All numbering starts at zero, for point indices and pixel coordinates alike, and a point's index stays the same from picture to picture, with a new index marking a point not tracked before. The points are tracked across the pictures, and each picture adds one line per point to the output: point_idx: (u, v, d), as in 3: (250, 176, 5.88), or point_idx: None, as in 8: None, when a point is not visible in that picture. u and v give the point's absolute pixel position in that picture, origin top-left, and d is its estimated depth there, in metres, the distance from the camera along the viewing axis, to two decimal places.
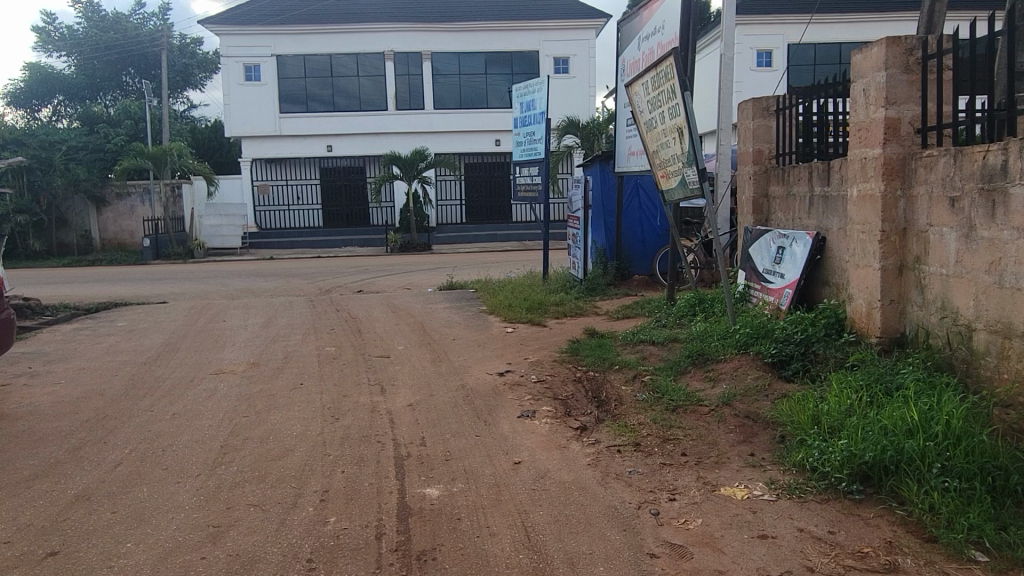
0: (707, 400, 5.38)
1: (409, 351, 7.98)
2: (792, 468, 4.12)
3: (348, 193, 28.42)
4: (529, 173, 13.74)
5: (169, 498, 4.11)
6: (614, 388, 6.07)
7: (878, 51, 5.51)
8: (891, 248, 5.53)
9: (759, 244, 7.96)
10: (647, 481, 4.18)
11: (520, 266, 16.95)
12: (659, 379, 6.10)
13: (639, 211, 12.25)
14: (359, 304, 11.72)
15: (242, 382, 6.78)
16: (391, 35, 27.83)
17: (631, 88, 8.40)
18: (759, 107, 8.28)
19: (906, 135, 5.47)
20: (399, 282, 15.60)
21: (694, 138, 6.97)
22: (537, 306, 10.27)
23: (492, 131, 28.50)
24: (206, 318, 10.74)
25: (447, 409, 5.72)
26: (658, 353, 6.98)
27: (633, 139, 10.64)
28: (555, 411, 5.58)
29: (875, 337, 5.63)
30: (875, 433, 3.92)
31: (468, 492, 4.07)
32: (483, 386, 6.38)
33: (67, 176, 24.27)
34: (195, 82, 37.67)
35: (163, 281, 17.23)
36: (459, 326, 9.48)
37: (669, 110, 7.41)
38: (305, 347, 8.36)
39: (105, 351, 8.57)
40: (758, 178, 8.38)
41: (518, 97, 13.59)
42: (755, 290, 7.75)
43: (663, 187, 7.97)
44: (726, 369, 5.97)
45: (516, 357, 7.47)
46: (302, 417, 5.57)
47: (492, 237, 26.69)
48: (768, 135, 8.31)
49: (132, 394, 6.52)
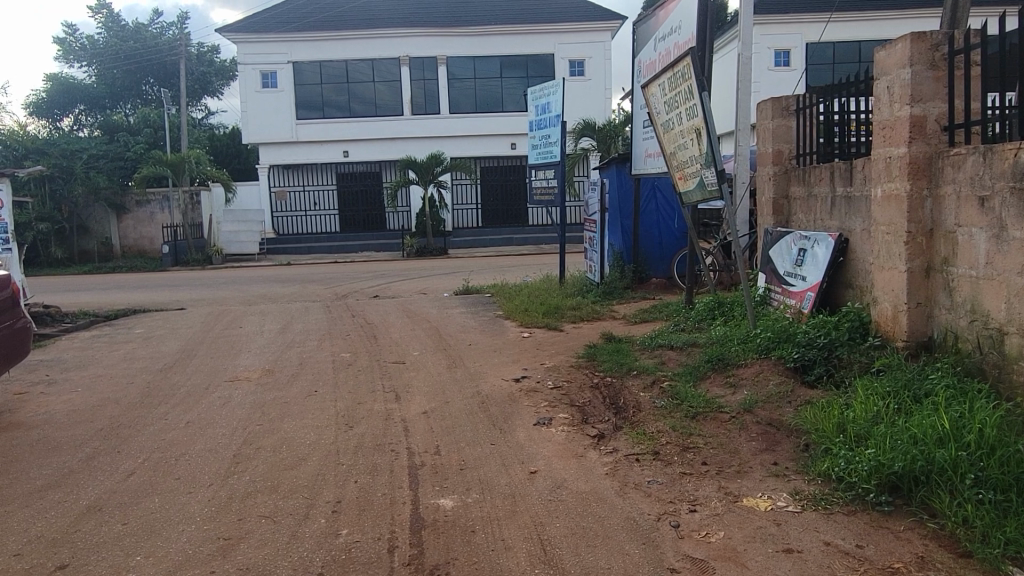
0: (728, 407, 5.25)
1: (424, 357, 7.91)
2: (816, 478, 3.99)
3: (365, 198, 28.45)
4: (545, 177, 13.64)
5: (180, 509, 4.06)
6: (632, 394, 5.96)
7: (902, 47, 5.36)
8: (917, 250, 5.38)
9: (780, 246, 7.80)
10: (667, 491, 4.06)
11: (537, 270, 16.85)
12: (678, 385, 5.98)
13: (657, 213, 12.10)
14: (375, 309, 11.68)
15: (257, 389, 6.75)
16: (407, 40, 27.89)
17: (648, 89, 8.28)
18: (778, 106, 8.10)
19: (932, 133, 5.32)
20: (415, 286, 15.56)
21: (713, 138, 6.83)
22: (553, 310, 10.17)
23: (508, 135, 28.45)
24: (222, 325, 10.74)
25: (462, 416, 5.63)
26: (677, 357, 6.86)
27: (650, 141, 10.52)
28: (573, 418, 5.48)
29: (901, 341, 5.48)
30: (905, 442, 3.78)
31: (484, 503, 3.98)
32: (499, 393, 6.29)
33: (87, 184, 24.53)
34: (213, 90, 38.00)
35: (182, 288, 17.33)
36: (474, 331, 9.40)
37: (687, 110, 7.28)
38: (321, 353, 8.32)
39: (122, 358, 8.59)
40: (778, 178, 8.23)
41: (533, 99, 13.50)
42: (776, 292, 7.60)
43: (681, 189, 7.84)
44: (747, 374, 5.84)
45: (532, 363, 7.38)
46: (315, 426, 5.51)
47: (509, 241, 26.60)
48: (788, 135, 8.16)
49: (147, 402, 6.50)
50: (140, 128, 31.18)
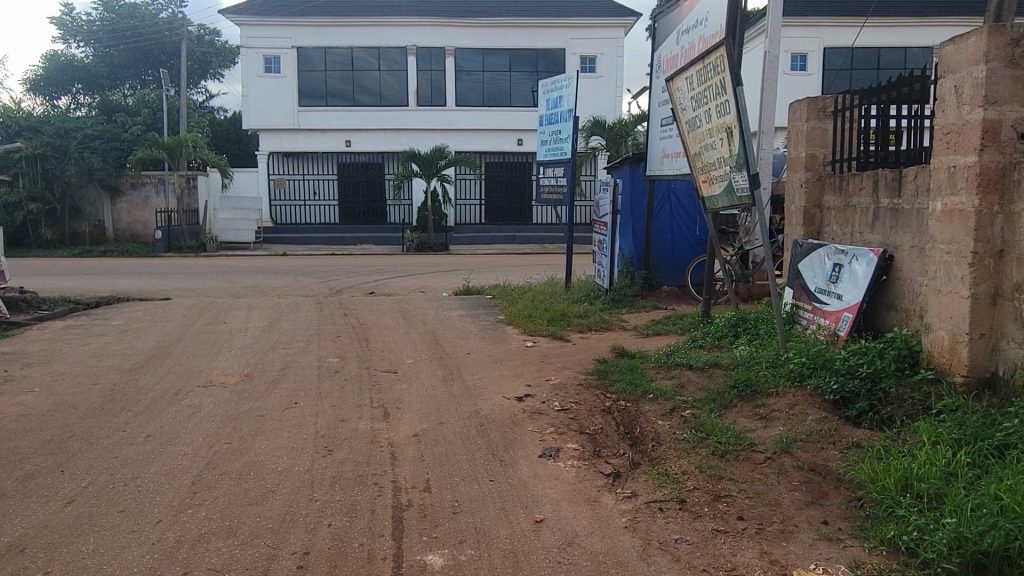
0: (763, 445, 4.60)
1: (418, 365, 7.26)
2: (879, 547, 3.35)
3: (366, 190, 27.82)
4: (553, 174, 12.92)
5: (118, 555, 3.42)
6: (649, 422, 5.30)
7: (976, 41, 4.69)
8: (983, 273, 4.73)
9: (811, 259, 7.15)
10: (700, 555, 3.40)
11: (540, 271, 16.18)
12: (701, 415, 5.31)
13: (672, 218, 11.50)
14: (369, 308, 11.02)
15: (229, 398, 6.08)
16: (415, 29, 27.17)
17: (672, 82, 7.61)
18: (813, 107, 7.46)
19: (1007, 140, 4.66)
20: (413, 284, 14.87)
21: (745, 139, 6.16)
22: (559, 318, 9.51)
23: (514, 131, 27.71)
24: (206, 319, 10.07)
25: (456, 442, 4.98)
26: (697, 380, 6.19)
27: (667, 140, 9.91)
28: (583, 451, 4.82)
29: (959, 376, 4.83)
30: (992, 514, 3.13)
31: (479, 563, 3.33)
32: (500, 414, 5.62)
33: (82, 164, 23.82)
34: (214, 74, 37.35)
35: (173, 276, 16.72)
36: (474, 338, 8.73)
37: (716, 108, 6.60)
38: (305, 357, 7.63)
39: (91, 354, 7.92)
40: (810, 186, 7.58)
41: (544, 93, 12.85)
42: (805, 310, 6.95)
43: (706, 193, 7.22)
44: (780, 406, 5.21)
45: (536, 378, 6.69)
46: (290, 448, 4.84)
47: (512, 239, 25.96)
48: (823, 138, 7.50)
49: (107, 409, 5.84)
50: (138, 109, 30.36)
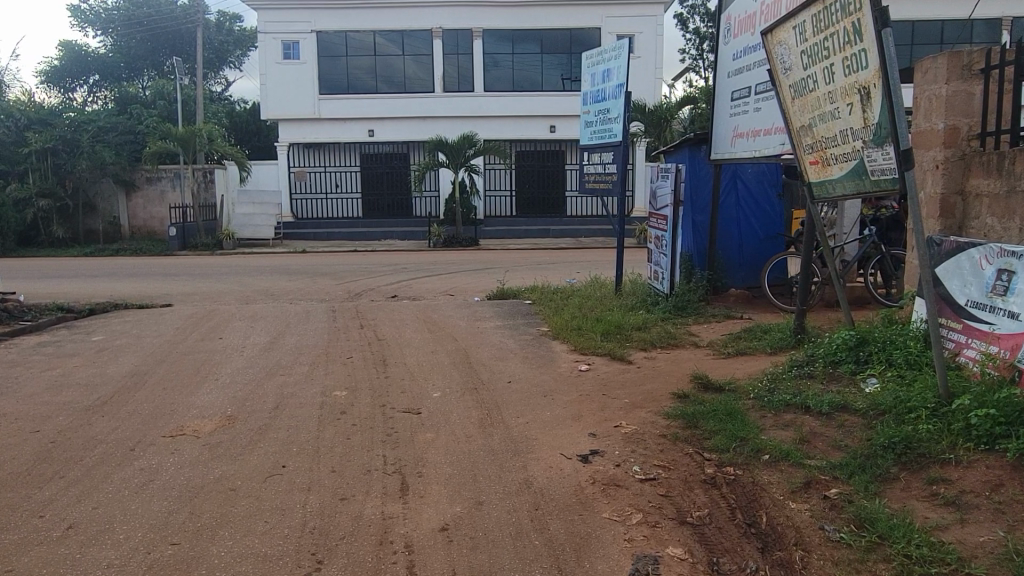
0: (982, 565, 3.00)
1: (446, 402, 5.69)
2: None
3: (390, 180, 26.39)
4: (598, 160, 11.19)
5: None
6: (779, 506, 3.68)
7: None
8: None
9: (953, 263, 5.35)
10: None
11: (581, 270, 14.55)
12: (858, 498, 3.66)
13: (739, 210, 9.81)
14: (389, 317, 9.52)
15: (195, 458, 4.57)
16: (440, 10, 25.55)
17: (768, 36, 5.91)
18: (956, 64, 5.74)
19: None
20: (440, 285, 13.34)
21: (892, 101, 4.44)
22: (615, 331, 7.87)
23: (546, 116, 25.93)
24: (200, 334, 8.61)
25: (504, 543, 3.42)
26: (824, 433, 4.50)
27: (742, 117, 8.18)
28: (694, 564, 3.23)
29: None
30: None
31: None
32: (560, 488, 4.04)
33: (93, 158, 22.67)
34: (232, 62, 36.26)
35: (179, 276, 15.37)
36: (514, 359, 7.14)
37: (844, 62, 4.91)
38: (306, 390, 6.10)
39: (49, 384, 6.49)
40: (951, 167, 5.85)
41: (588, 67, 11.19)
42: (954, 332, 5.25)
43: (818, 178, 5.55)
44: (974, 487, 3.58)
45: (601, 425, 5.07)
46: (264, 556, 3.32)
47: (546, 233, 24.53)
48: (967, 104, 5.76)
49: (30, 476, 4.35)
50: (154, 100, 29.16)
